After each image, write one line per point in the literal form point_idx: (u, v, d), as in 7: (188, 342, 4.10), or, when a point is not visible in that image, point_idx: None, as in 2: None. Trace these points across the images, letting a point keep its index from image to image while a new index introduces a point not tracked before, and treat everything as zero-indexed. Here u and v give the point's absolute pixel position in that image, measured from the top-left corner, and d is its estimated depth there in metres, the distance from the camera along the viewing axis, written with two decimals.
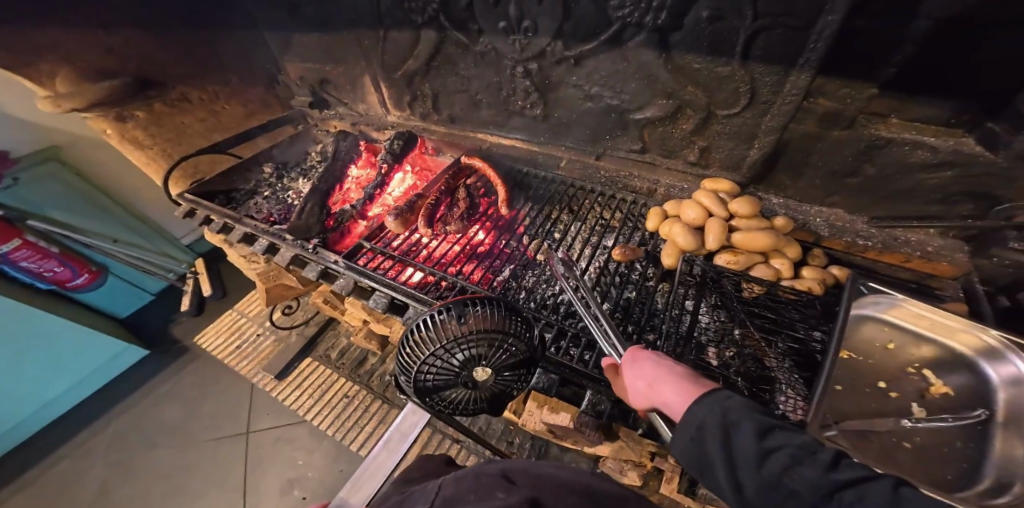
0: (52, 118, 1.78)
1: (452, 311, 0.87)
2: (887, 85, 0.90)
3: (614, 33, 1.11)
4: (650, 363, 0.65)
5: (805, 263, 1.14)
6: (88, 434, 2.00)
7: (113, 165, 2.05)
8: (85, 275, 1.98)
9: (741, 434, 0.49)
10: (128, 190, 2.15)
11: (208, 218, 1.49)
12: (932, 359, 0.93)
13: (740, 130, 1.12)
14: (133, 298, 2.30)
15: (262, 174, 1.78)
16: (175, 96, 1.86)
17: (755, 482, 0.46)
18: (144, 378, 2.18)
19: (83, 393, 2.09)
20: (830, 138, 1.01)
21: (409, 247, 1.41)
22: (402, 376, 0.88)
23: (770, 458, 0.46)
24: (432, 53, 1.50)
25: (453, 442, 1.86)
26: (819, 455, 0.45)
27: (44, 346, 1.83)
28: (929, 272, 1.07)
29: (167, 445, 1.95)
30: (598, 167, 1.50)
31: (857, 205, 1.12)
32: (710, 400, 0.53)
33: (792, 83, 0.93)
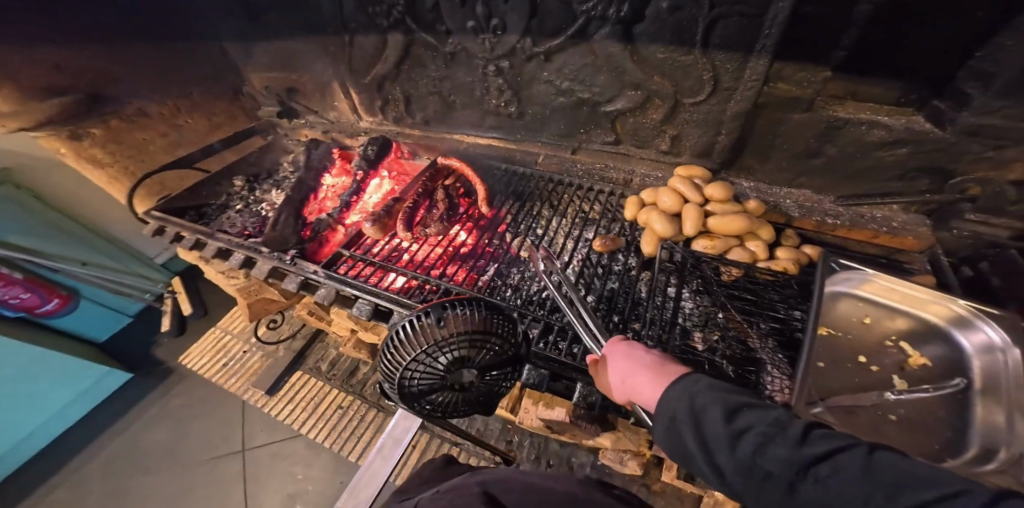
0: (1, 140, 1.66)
1: (432, 314, 0.86)
2: (838, 68, 0.94)
3: (580, 27, 1.12)
4: (623, 356, 0.66)
5: (779, 244, 1.16)
6: (74, 467, 1.94)
7: (73, 185, 1.96)
8: (55, 300, 1.91)
9: (711, 418, 0.49)
10: (93, 212, 2.08)
11: (179, 236, 1.46)
12: (906, 330, 0.95)
13: (707, 117, 1.13)
14: (111, 322, 2.24)
15: (233, 187, 1.75)
16: (133, 112, 1.79)
17: (732, 465, 0.45)
18: (129, 405, 2.12)
19: (64, 424, 2.02)
20: (792, 121, 1.03)
21: (390, 253, 1.40)
22: (386, 383, 0.87)
23: (742, 439, 0.46)
24: (401, 55, 1.49)
25: (452, 445, 1.85)
26: (789, 430, 0.44)
27: (20, 379, 1.76)
28: (898, 246, 1.10)
29: (159, 471, 1.91)
30: (575, 160, 1.51)
31: (824, 185, 1.15)
32: (679, 389, 0.54)
33: (751, 69, 0.95)
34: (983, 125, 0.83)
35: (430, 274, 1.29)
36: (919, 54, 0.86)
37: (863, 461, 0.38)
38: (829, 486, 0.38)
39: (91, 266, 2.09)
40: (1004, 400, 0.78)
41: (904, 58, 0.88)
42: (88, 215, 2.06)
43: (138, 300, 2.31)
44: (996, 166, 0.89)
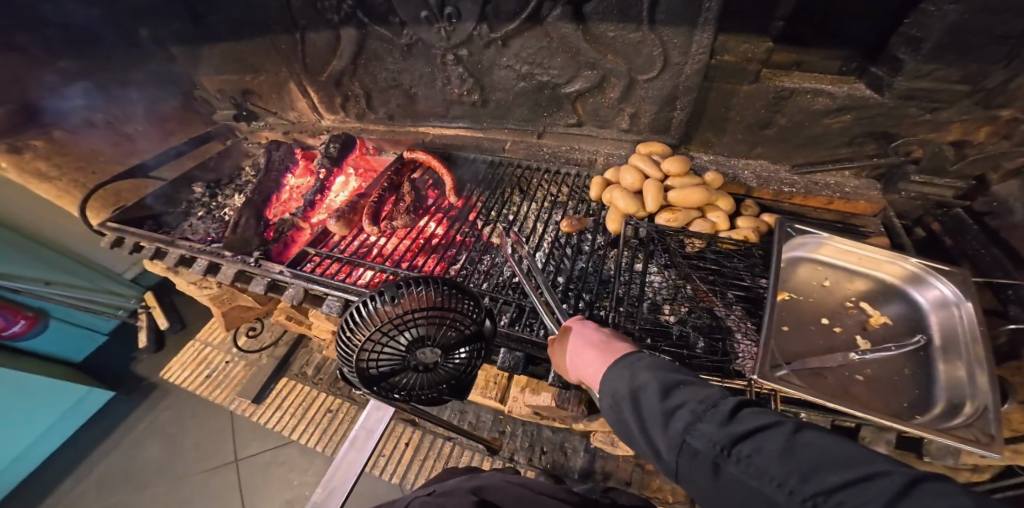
0: None
1: (386, 295, 0.87)
2: (781, 38, 0.94)
3: (533, 11, 1.10)
4: (577, 335, 0.67)
5: (739, 215, 1.16)
6: (56, 495, 1.88)
7: (20, 202, 1.86)
8: (22, 322, 1.82)
9: (648, 396, 0.49)
10: (50, 227, 1.99)
11: (138, 245, 1.42)
12: (867, 291, 0.97)
13: (660, 94, 1.12)
14: (85, 341, 2.17)
15: (193, 194, 1.71)
16: (78, 122, 1.77)
17: (665, 444, 0.45)
18: (112, 425, 2.08)
19: (43, 452, 1.93)
20: (742, 93, 1.04)
21: (359, 248, 1.39)
22: (345, 367, 0.86)
23: (674, 416, 0.45)
24: (357, 50, 1.46)
25: (445, 440, 1.86)
26: (719, 408, 0.44)
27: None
28: (851, 211, 1.11)
29: (147, 490, 1.88)
30: (540, 145, 1.50)
31: (779, 155, 1.16)
32: (622, 368, 0.54)
33: (697, 43, 0.95)
34: (918, 89, 0.86)
35: (399, 266, 1.29)
36: (851, 23, 0.87)
37: (783, 440, 0.38)
38: (750, 464, 0.38)
39: (55, 285, 2.00)
40: (964, 355, 0.81)
41: (839, 25, 0.88)
42: (46, 233, 1.99)
43: (111, 317, 2.24)
44: (933, 128, 0.93)
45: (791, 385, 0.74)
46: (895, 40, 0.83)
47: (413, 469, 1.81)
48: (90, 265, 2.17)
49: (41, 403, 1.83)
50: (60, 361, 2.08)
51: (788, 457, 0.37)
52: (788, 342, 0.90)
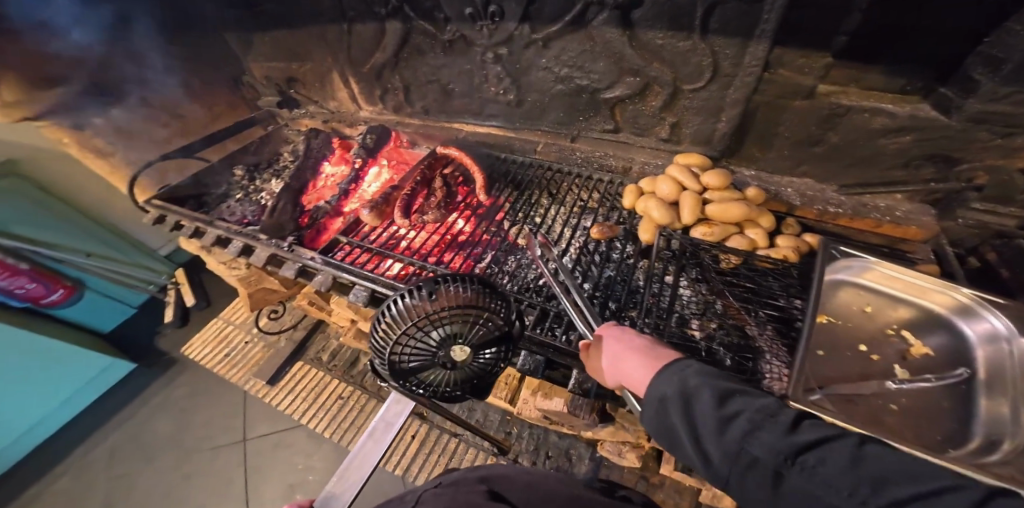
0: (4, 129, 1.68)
1: (424, 290, 0.91)
2: (841, 54, 0.87)
3: (578, 13, 1.09)
4: (612, 339, 0.66)
5: (779, 233, 1.15)
6: (77, 455, 1.97)
7: (70, 174, 1.95)
8: (60, 291, 1.90)
9: (701, 401, 0.48)
10: (93, 200, 2.07)
11: (179, 224, 1.47)
12: (910, 319, 0.94)
13: (706, 104, 1.11)
14: (115, 313, 2.25)
15: (233, 177, 1.75)
16: (135, 101, 1.86)
17: (718, 451, 0.43)
18: (132, 395, 2.15)
19: (69, 413, 2.03)
20: (794, 109, 1.00)
21: (387, 240, 1.43)
22: (377, 360, 0.89)
23: (731, 424, 0.44)
24: (400, 43, 1.49)
25: (451, 436, 1.87)
26: (779, 418, 0.43)
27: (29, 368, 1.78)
28: (899, 235, 1.08)
29: (157, 460, 1.93)
30: (573, 149, 1.49)
31: (828, 174, 1.11)
32: (670, 373, 0.52)
33: (751, 54, 0.93)
34: (994, 112, 0.80)
35: (427, 261, 1.33)
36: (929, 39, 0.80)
37: (849, 452, 0.37)
38: (816, 474, 0.37)
39: (94, 257, 2.09)
40: (1009, 392, 0.78)
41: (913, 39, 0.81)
42: (92, 206, 2.08)
43: (142, 292, 2.33)
44: (1005, 154, 0.86)
45: (823, 411, 0.72)
46: (972, 59, 0.77)
47: (417, 462, 1.82)
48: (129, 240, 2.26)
49: (67, 372, 1.93)
50: (91, 331, 2.17)
51: (856, 469, 0.36)
52: (825, 366, 0.87)
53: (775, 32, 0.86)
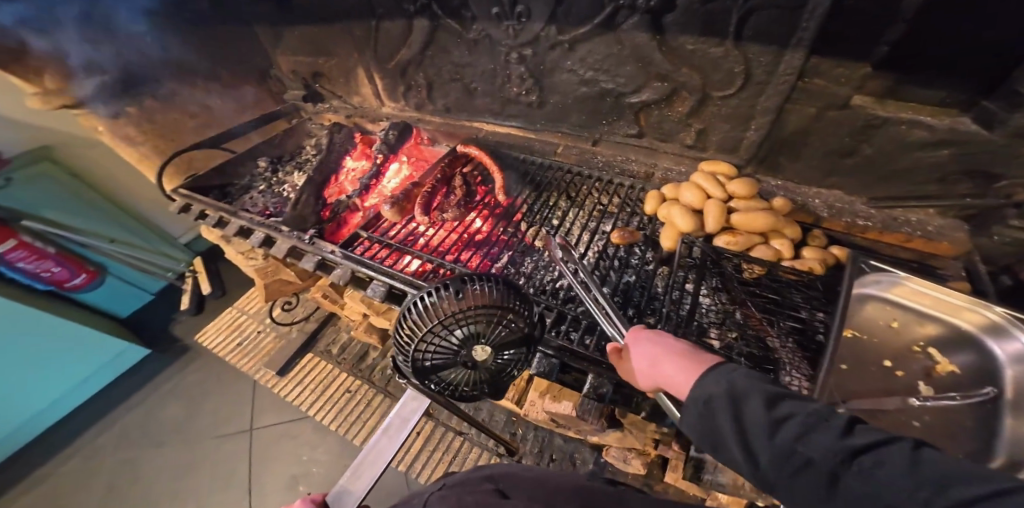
0: (47, 118, 1.91)
1: (451, 288, 0.92)
2: (880, 65, 0.83)
3: (607, 17, 1.09)
4: (649, 343, 0.67)
5: (805, 244, 1.14)
6: (107, 424, 2.18)
7: (102, 162, 2.15)
8: (83, 275, 2.09)
9: (750, 403, 0.47)
10: (121, 189, 2.27)
11: (203, 214, 1.50)
12: (937, 336, 0.91)
13: (736, 112, 1.10)
14: (133, 298, 2.43)
15: (257, 168, 1.81)
16: (167, 92, 1.92)
17: (769, 453, 0.43)
18: (150, 376, 2.34)
19: (90, 389, 2.23)
20: (828, 117, 0.97)
21: (405, 236, 1.47)
22: (400, 356, 0.93)
23: (782, 427, 0.44)
24: (426, 41, 1.50)
25: (455, 434, 1.90)
26: (833, 421, 0.42)
27: (50, 348, 1.96)
28: (929, 251, 1.05)
29: (176, 440, 2.10)
30: (595, 152, 1.49)
31: (860, 185, 1.08)
32: (716, 375, 0.52)
33: (787, 62, 0.91)
34: None
35: (444, 259, 1.35)
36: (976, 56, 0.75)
37: (908, 455, 0.37)
38: (874, 477, 0.37)
39: (119, 243, 2.29)
40: None
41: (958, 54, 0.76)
42: (120, 194, 2.28)
43: (160, 279, 2.49)
44: None
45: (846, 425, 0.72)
46: (1018, 73, 0.72)
47: (420, 459, 1.86)
48: (152, 228, 2.46)
49: (90, 349, 2.11)
50: (109, 315, 2.34)
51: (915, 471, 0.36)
52: (847, 381, 0.87)
53: (813, 42, 0.85)
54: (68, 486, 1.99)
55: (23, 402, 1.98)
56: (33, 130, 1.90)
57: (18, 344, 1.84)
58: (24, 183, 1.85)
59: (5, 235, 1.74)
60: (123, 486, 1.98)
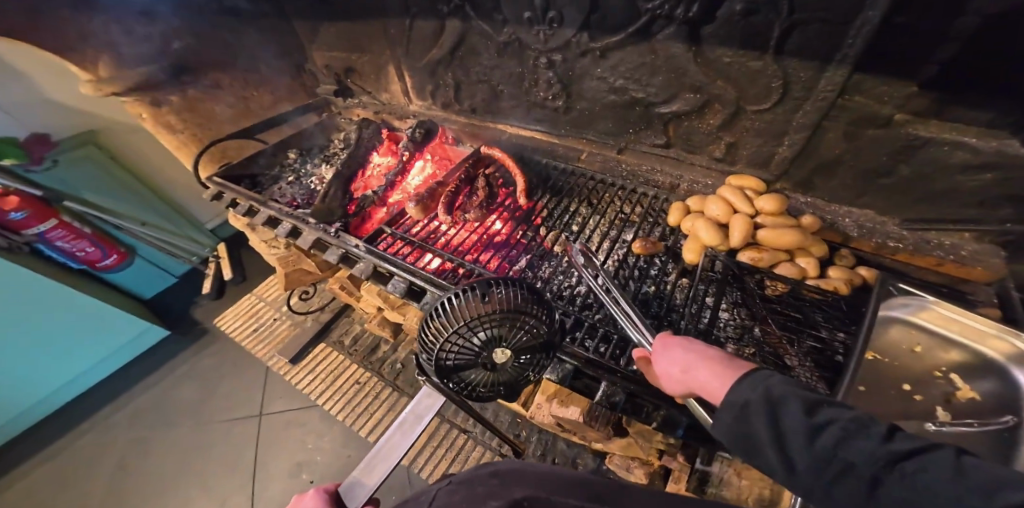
0: (96, 105, 2.15)
1: (478, 290, 0.94)
2: (928, 84, 0.78)
3: (643, 25, 1.09)
4: (680, 350, 0.68)
5: (832, 263, 1.13)
6: (134, 393, 2.35)
7: (140, 149, 2.40)
8: (113, 257, 2.32)
9: (789, 408, 0.48)
10: (157, 175, 2.51)
11: (235, 202, 1.65)
12: (960, 362, 0.89)
13: (768, 128, 1.08)
14: (157, 280, 2.66)
15: (287, 159, 1.93)
16: (208, 83, 2.03)
17: (807, 457, 0.45)
18: (172, 352, 2.49)
19: (115, 365, 2.41)
20: (865, 137, 0.94)
21: (428, 234, 1.51)
22: (424, 354, 0.95)
23: (822, 432, 0.45)
24: (457, 42, 1.53)
25: (460, 432, 1.93)
26: (874, 428, 0.43)
27: (81, 324, 2.16)
28: (960, 276, 1.02)
29: (193, 417, 2.21)
30: (619, 160, 1.50)
31: (888, 208, 1.06)
32: (753, 380, 0.53)
33: (828, 79, 0.88)
34: None
35: (465, 259, 1.37)
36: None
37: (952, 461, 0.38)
38: (918, 482, 0.38)
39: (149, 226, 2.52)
40: None
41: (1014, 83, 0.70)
42: (155, 180, 2.51)
43: (184, 262, 2.71)
44: None
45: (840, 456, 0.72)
46: None
47: (423, 454, 1.90)
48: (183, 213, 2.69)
49: (116, 325, 2.28)
50: (132, 296, 2.56)
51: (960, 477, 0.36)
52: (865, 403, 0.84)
53: (858, 61, 0.82)
54: (96, 448, 2.16)
55: (56, 370, 2.18)
56: (89, 116, 2.16)
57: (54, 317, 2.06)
58: (69, 167, 2.12)
59: (47, 215, 1.99)
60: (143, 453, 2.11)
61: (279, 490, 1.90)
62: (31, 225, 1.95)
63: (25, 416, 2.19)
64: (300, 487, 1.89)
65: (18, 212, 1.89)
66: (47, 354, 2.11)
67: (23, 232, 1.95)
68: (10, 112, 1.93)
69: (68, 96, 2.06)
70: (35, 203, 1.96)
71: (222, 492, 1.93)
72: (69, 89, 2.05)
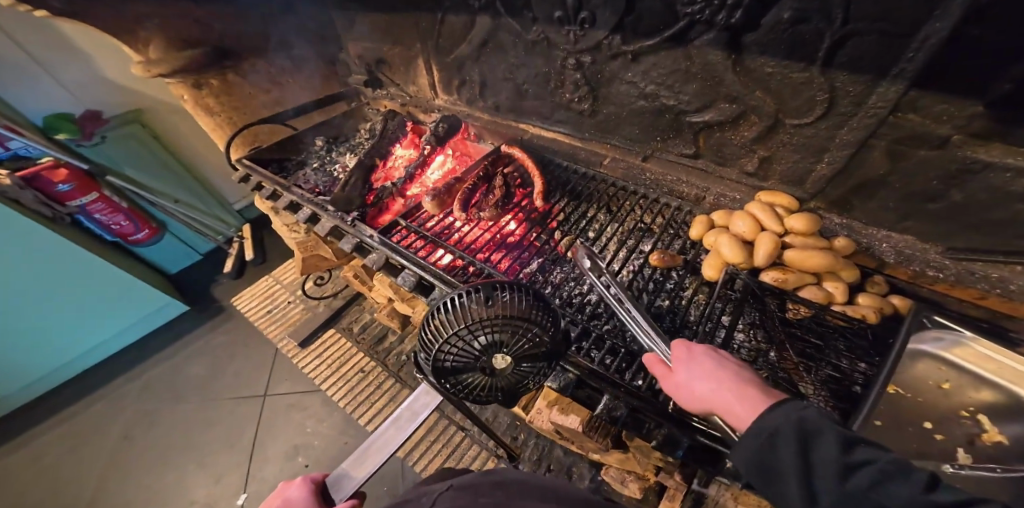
0: (144, 85, 2.46)
1: (481, 292, 0.91)
2: (995, 103, 0.70)
3: (681, 30, 1.05)
4: (711, 367, 0.67)
5: (862, 289, 1.07)
6: (153, 360, 2.48)
7: (181, 131, 2.70)
8: (145, 231, 2.59)
9: (823, 443, 0.49)
10: (194, 156, 2.82)
11: (260, 184, 1.71)
12: (991, 404, 0.84)
13: (807, 143, 1.03)
14: (184, 257, 2.93)
15: (314, 146, 2.01)
16: (247, 67, 2.08)
17: (836, 495, 0.46)
18: (191, 325, 2.62)
19: (139, 332, 2.59)
20: (916, 157, 0.87)
21: (442, 229, 1.49)
22: (423, 353, 0.93)
23: (856, 472, 0.45)
24: (486, 38, 1.51)
25: (458, 430, 1.91)
26: (913, 474, 0.42)
27: (110, 294, 2.36)
28: (1007, 312, 0.94)
29: (201, 391, 2.27)
30: (644, 168, 1.46)
31: (932, 232, 0.99)
32: (788, 409, 0.54)
33: (880, 95, 0.83)
34: None
35: (476, 257, 1.35)
36: None
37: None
38: None
39: (181, 204, 2.82)
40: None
41: None
42: (189, 160, 2.80)
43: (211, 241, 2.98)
44: None
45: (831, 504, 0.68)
46: None
47: (419, 449, 1.88)
48: (212, 193, 2.98)
49: (139, 296, 2.46)
50: (156, 269, 2.80)
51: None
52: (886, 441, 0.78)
53: (917, 77, 0.76)
54: (115, 408, 2.29)
55: (87, 333, 2.37)
56: (134, 96, 2.46)
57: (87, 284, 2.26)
58: (113, 143, 2.42)
59: (89, 189, 2.25)
60: (152, 420, 2.19)
61: (273, 471, 1.89)
62: (75, 197, 2.21)
63: (52, 376, 2.38)
64: (295, 469, 1.88)
65: (65, 185, 2.15)
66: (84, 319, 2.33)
67: (67, 203, 2.21)
68: (72, 91, 2.26)
69: (121, 77, 2.37)
70: (79, 177, 2.21)
71: (218, 470, 1.94)
72: (121, 70, 2.36)
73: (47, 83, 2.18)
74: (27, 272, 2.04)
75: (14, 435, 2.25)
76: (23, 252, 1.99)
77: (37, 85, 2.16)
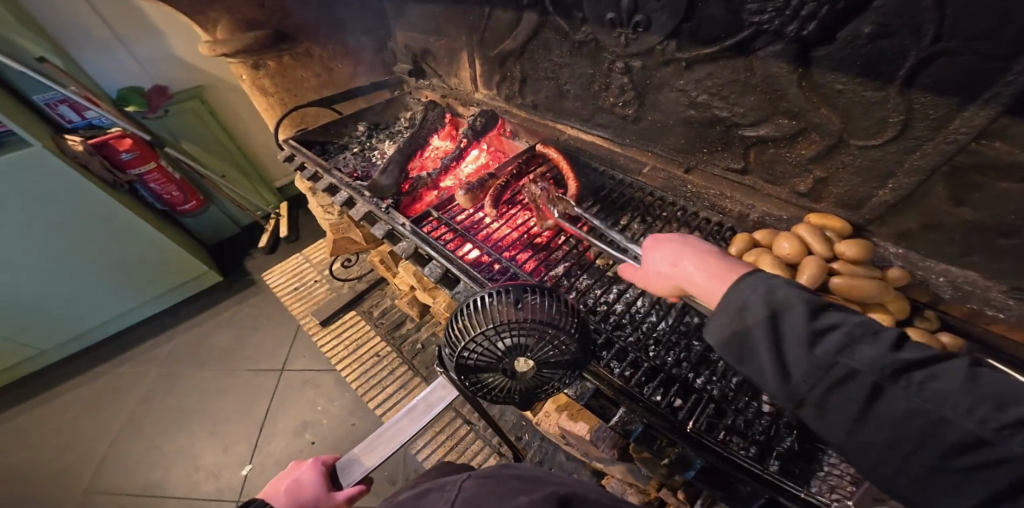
0: (207, 62, 2.54)
1: (511, 294, 0.90)
2: None
3: (743, 40, 1.01)
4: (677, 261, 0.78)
5: (911, 324, 1.00)
6: (181, 325, 2.58)
7: (237, 109, 2.78)
8: (193, 202, 2.70)
9: (793, 313, 0.54)
10: (246, 134, 2.89)
11: (303, 165, 1.77)
12: None
13: (871, 166, 0.99)
14: (225, 230, 3.05)
15: (355, 132, 2.06)
16: (302, 51, 2.15)
17: (808, 363, 0.51)
18: (219, 295, 2.71)
19: (174, 299, 2.68)
20: (996, 190, 0.81)
21: (471, 224, 1.50)
22: (447, 349, 0.93)
23: (825, 336, 0.51)
24: (530, 35, 1.50)
25: (464, 423, 1.92)
26: (879, 336, 0.50)
27: (153, 257, 2.46)
28: None
29: (222, 359, 2.35)
30: (686, 180, 1.42)
31: (1001, 271, 0.92)
32: (758, 285, 0.59)
33: (965, 119, 0.78)
34: None
35: (503, 255, 1.34)
36: None
37: (965, 372, 0.45)
38: (923, 388, 0.44)
39: (228, 179, 2.93)
40: None
41: None
42: (241, 137, 2.88)
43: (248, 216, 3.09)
44: None
45: None
46: None
47: (424, 437, 1.90)
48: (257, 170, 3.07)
49: (179, 264, 2.55)
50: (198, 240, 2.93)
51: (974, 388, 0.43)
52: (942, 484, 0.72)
53: (1014, 102, 0.70)
54: (143, 367, 2.40)
55: (127, 295, 2.47)
56: (197, 72, 2.54)
57: (133, 246, 2.37)
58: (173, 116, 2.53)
59: (148, 159, 2.35)
60: (176, 382, 2.28)
61: (281, 445, 1.93)
62: (135, 167, 2.32)
63: (92, 333, 2.51)
64: (301, 447, 1.91)
65: (128, 153, 2.26)
66: (126, 279, 2.43)
67: (128, 172, 2.33)
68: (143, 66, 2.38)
69: (189, 54, 2.46)
70: (142, 146, 2.32)
71: (231, 438, 1.99)
72: (192, 48, 2.46)
73: (125, 58, 2.31)
74: (78, 228, 2.16)
75: (48, 387, 2.38)
76: (81, 209, 2.12)
77: (113, 57, 2.27)
